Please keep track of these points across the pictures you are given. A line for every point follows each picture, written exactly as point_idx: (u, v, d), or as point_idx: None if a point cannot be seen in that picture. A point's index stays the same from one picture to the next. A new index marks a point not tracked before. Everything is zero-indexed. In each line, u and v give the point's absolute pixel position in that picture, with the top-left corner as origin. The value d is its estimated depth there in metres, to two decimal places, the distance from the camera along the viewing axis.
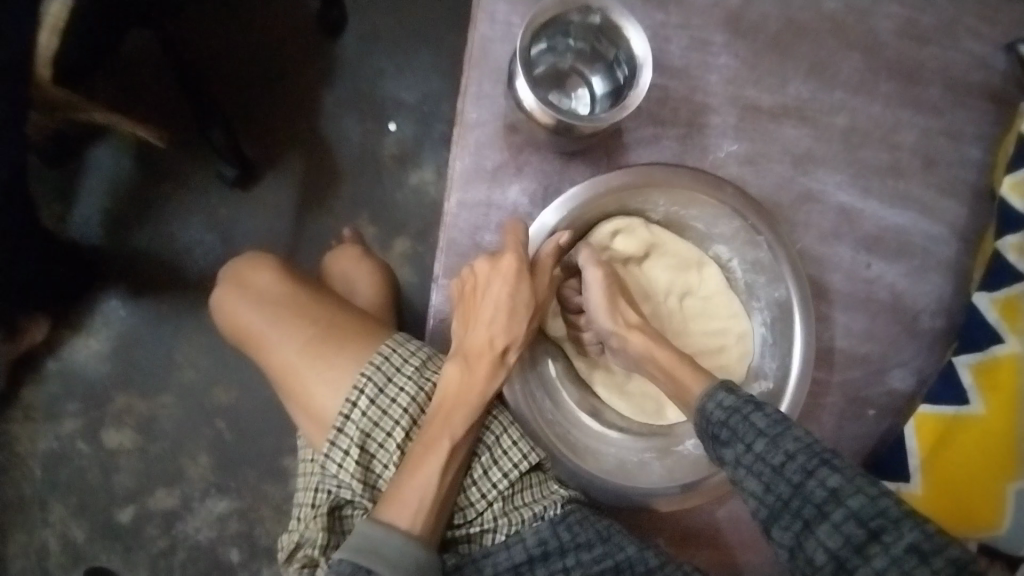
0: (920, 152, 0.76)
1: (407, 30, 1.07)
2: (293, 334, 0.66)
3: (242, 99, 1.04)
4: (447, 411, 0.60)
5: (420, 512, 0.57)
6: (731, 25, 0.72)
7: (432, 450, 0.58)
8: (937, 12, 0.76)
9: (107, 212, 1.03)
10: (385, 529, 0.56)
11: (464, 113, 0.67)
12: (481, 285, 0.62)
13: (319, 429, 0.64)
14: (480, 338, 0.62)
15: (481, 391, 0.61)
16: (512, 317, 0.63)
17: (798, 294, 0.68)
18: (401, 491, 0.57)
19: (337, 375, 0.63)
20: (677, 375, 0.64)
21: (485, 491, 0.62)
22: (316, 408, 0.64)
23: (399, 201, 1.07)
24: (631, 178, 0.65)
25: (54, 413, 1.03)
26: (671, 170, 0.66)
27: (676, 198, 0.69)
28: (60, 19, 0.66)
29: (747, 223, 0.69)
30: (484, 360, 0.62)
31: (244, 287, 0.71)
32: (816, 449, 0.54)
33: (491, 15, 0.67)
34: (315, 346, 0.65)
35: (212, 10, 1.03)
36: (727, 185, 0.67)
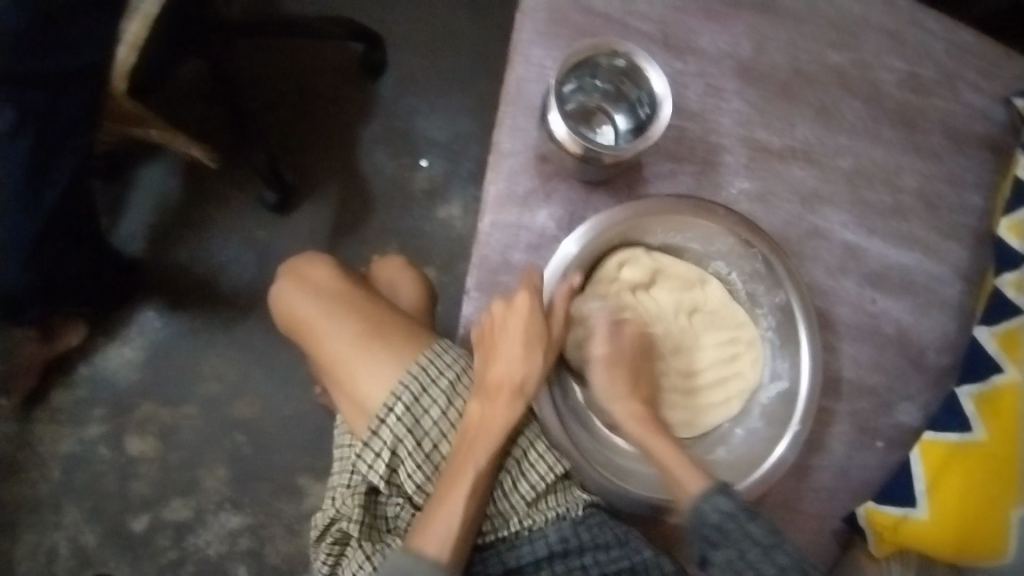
0: (922, 197, 0.80)
1: (443, 76, 1.15)
2: (345, 325, 0.68)
3: (286, 131, 1.11)
4: (472, 437, 0.64)
5: (448, 540, 0.61)
6: (744, 74, 0.78)
7: (457, 480, 0.62)
8: (935, 71, 0.82)
9: (150, 227, 1.09)
10: (413, 557, 0.60)
11: (499, 143, 0.73)
12: (499, 326, 0.65)
13: (359, 417, 0.67)
14: (499, 375, 0.65)
15: (501, 425, 0.64)
16: (530, 354, 0.65)
17: (807, 330, 0.71)
18: (430, 525, 0.61)
19: (383, 369, 0.67)
20: (675, 470, 0.64)
21: (516, 500, 0.66)
22: (359, 399, 0.67)
23: (426, 232, 1.12)
24: (630, 215, 0.68)
25: (79, 417, 1.06)
26: (666, 201, 0.69)
27: (669, 226, 0.71)
28: (138, 37, 0.74)
29: (742, 241, 0.72)
30: (504, 394, 0.65)
31: (301, 279, 0.72)
32: None
33: (527, 58, 0.74)
34: (366, 339, 0.68)
35: (265, 52, 1.13)
36: (742, 219, 0.70)
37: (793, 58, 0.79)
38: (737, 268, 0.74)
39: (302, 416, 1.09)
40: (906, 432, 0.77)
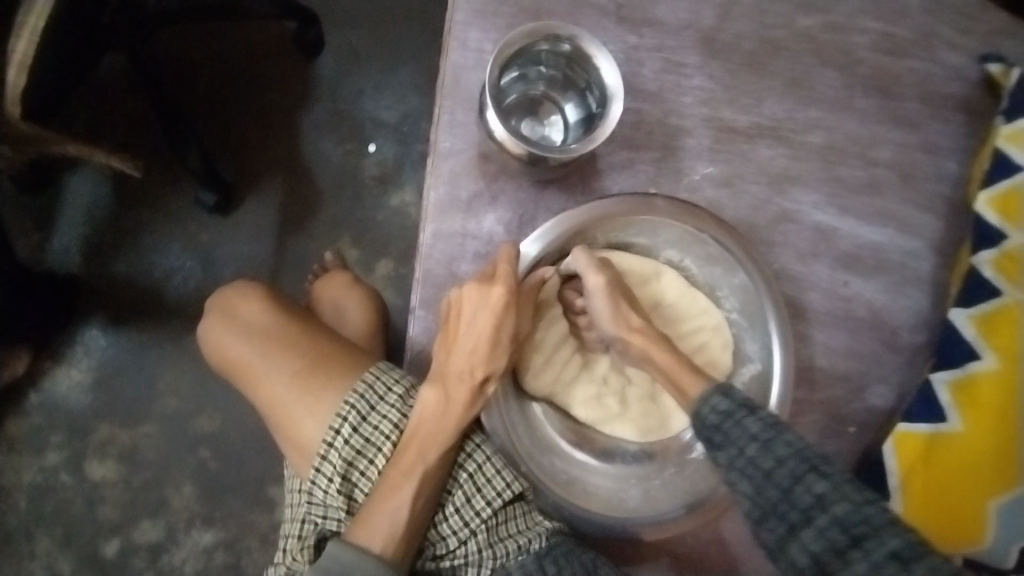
0: (899, 166, 0.75)
1: (386, 52, 1.07)
2: (279, 361, 0.64)
3: (220, 126, 1.03)
4: (421, 438, 0.58)
5: (387, 537, 0.56)
6: (705, 45, 0.72)
7: (406, 475, 0.57)
8: (911, 26, 0.75)
9: (84, 241, 1.02)
10: (356, 554, 0.55)
11: (437, 143, 0.67)
12: (466, 311, 0.59)
13: (303, 459, 0.62)
14: (459, 365, 0.59)
15: (457, 419, 0.59)
16: (492, 353, 0.60)
17: (778, 331, 0.65)
18: (371, 518, 0.56)
19: (322, 402, 0.62)
20: (677, 377, 0.61)
21: (467, 521, 0.60)
22: (301, 440, 0.62)
23: (380, 224, 1.06)
24: (565, 233, 0.63)
25: (36, 445, 1.02)
26: (620, 201, 0.63)
27: (609, 228, 0.66)
28: (26, 56, 0.65)
29: (686, 230, 0.66)
30: (463, 388, 0.59)
31: (231, 316, 0.68)
32: (807, 454, 0.51)
33: (463, 43, 0.67)
34: (301, 372, 0.63)
35: (189, 38, 1.03)
36: (704, 212, 0.64)
37: (757, 23, 0.72)
38: (690, 255, 0.69)
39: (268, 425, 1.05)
40: (885, 417, 0.74)
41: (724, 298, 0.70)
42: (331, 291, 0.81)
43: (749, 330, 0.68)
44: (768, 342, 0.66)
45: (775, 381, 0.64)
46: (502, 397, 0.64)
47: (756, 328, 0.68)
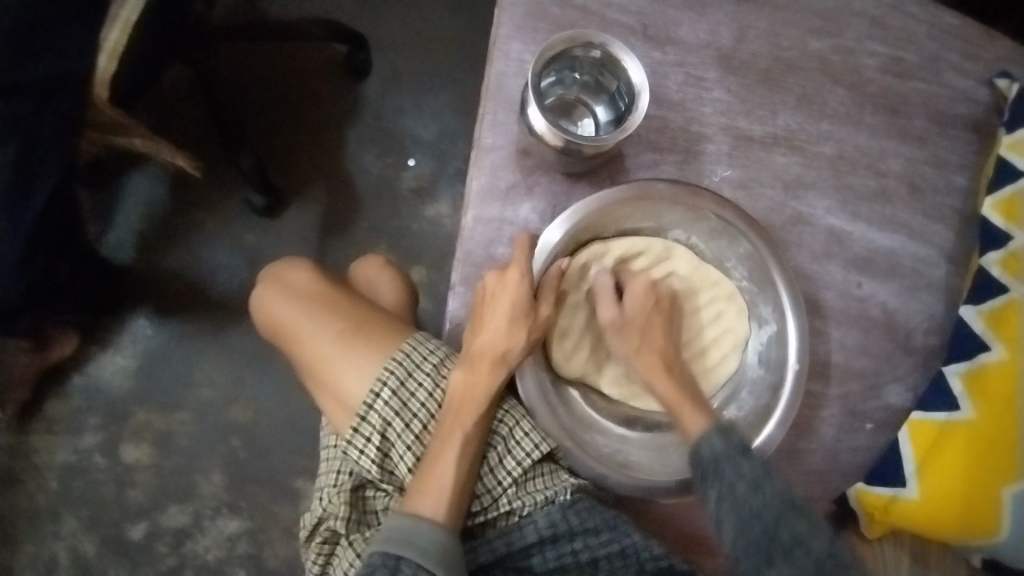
0: (905, 179, 0.81)
1: (427, 74, 1.16)
2: (327, 324, 0.69)
3: (271, 133, 1.12)
4: (456, 408, 0.63)
5: (444, 501, 0.60)
6: (724, 62, 0.79)
7: (447, 444, 0.62)
8: (915, 52, 0.82)
9: (138, 235, 1.09)
10: (410, 520, 0.59)
11: (481, 139, 0.73)
12: (490, 296, 0.64)
13: (343, 415, 0.67)
14: (483, 343, 0.64)
15: (486, 391, 0.63)
16: (513, 326, 0.64)
17: (789, 292, 0.71)
18: (426, 486, 0.60)
19: (364, 363, 0.66)
20: (681, 410, 0.67)
21: (501, 480, 0.66)
22: (343, 397, 0.67)
23: (415, 232, 1.13)
24: (578, 221, 0.67)
25: (74, 427, 1.06)
26: (647, 182, 0.68)
27: (619, 217, 0.71)
28: (117, 46, 0.74)
29: (687, 207, 0.70)
30: (486, 362, 0.64)
31: (283, 283, 0.73)
32: (790, 499, 0.60)
33: (506, 53, 0.74)
34: (347, 335, 0.68)
35: (245, 54, 1.12)
36: (704, 191, 0.69)
37: (772, 44, 0.80)
38: (696, 233, 0.73)
39: (297, 419, 1.10)
40: (896, 414, 0.78)
41: (732, 270, 0.75)
42: (363, 272, 0.82)
43: (760, 294, 0.73)
44: (780, 304, 0.71)
45: (793, 340, 0.70)
46: (536, 364, 0.68)
47: (765, 296, 0.73)
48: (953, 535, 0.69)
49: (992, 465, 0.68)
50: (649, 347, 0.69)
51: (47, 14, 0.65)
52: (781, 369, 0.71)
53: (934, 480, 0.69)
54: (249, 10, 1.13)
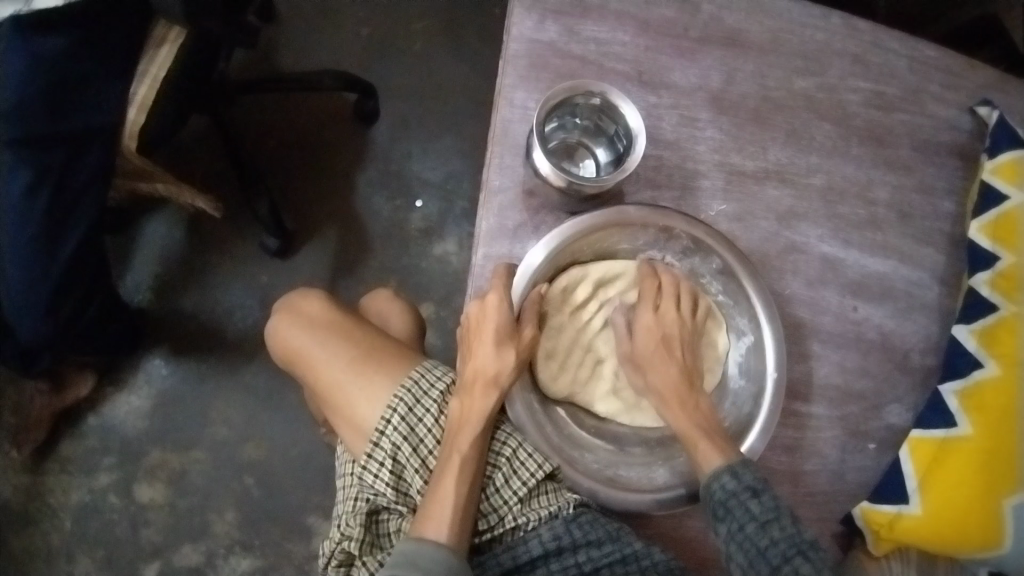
0: (893, 207, 0.85)
1: (433, 118, 1.21)
2: (337, 352, 0.72)
3: (284, 178, 1.17)
4: (455, 431, 0.65)
5: (447, 523, 0.61)
6: (716, 103, 0.84)
7: (448, 466, 0.64)
8: (896, 88, 0.88)
9: (155, 277, 1.13)
10: (415, 543, 0.60)
11: (488, 181, 0.77)
12: (478, 322, 0.67)
13: (357, 439, 0.69)
14: (474, 368, 0.67)
15: (480, 412, 0.65)
16: (501, 349, 0.66)
17: (761, 302, 0.74)
18: (430, 509, 0.62)
19: (375, 388, 0.69)
20: (697, 446, 0.68)
21: (507, 498, 0.68)
22: (355, 421, 0.69)
23: (424, 269, 1.17)
24: (553, 250, 0.69)
25: (89, 467, 1.08)
26: (617, 210, 0.70)
27: (593, 241, 0.73)
28: (147, 99, 0.80)
29: (659, 229, 0.73)
30: (479, 385, 0.66)
31: (296, 313, 0.76)
32: (798, 539, 0.62)
33: (511, 101, 0.79)
34: (357, 362, 0.71)
35: (257, 105, 1.18)
36: (672, 211, 0.71)
37: (760, 85, 0.85)
38: (670, 252, 0.76)
39: (310, 456, 1.11)
40: (897, 434, 0.80)
41: (708, 284, 0.77)
42: (375, 303, 0.86)
43: (735, 308, 0.77)
44: (755, 318, 0.74)
45: (770, 352, 0.73)
46: (524, 388, 0.70)
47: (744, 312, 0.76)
48: (956, 547, 0.72)
49: (995, 477, 0.71)
50: (662, 381, 0.72)
51: (86, 70, 0.71)
52: (762, 389, 0.73)
53: (939, 494, 0.72)
54: (261, 64, 1.19)
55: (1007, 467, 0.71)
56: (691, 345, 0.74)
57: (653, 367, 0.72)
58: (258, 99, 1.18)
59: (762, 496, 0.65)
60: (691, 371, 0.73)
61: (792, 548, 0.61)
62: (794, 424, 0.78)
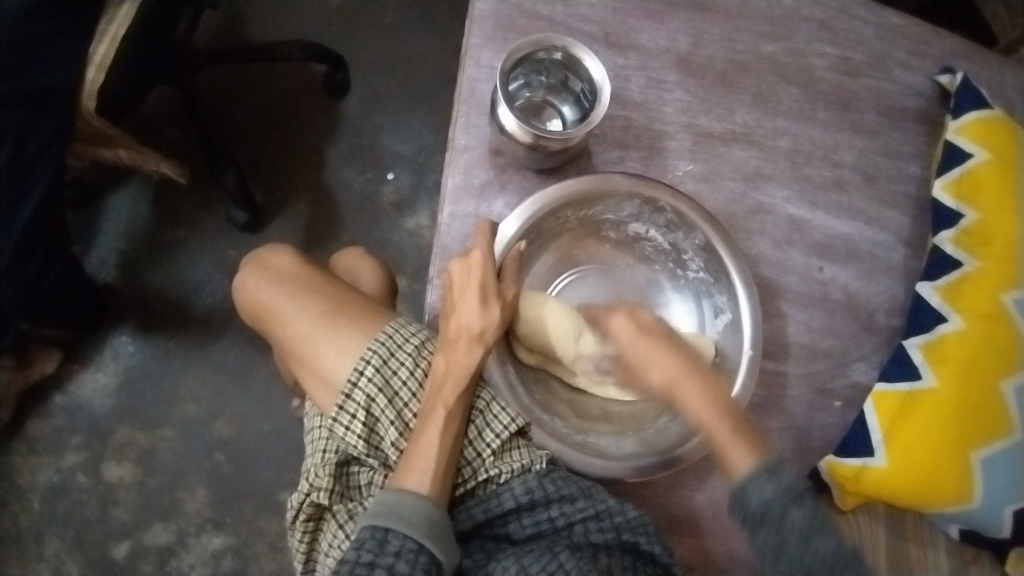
0: (859, 169, 0.86)
1: (405, 91, 1.20)
2: (307, 306, 0.70)
3: (254, 152, 1.15)
4: (438, 385, 0.64)
5: (429, 475, 0.60)
6: (683, 66, 0.84)
7: (429, 419, 0.63)
8: (864, 51, 0.88)
9: (121, 253, 1.11)
10: (396, 494, 0.59)
11: (454, 140, 0.77)
12: (459, 283, 0.66)
13: (326, 393, 0.68)
14: (457, 324, 0.65)
15: (466, 368, 0.64)
16: (485, 306, 0.65)
17: (741, 279, 0.72)
18: (411, 461, 0.61)
19: (348, 342, 0.68)
20: (726, 447, 0.62)
21: (481, 451, 0.67)
22: (326, 375, 0.68)
23: (397, 243, 1.16)
24: (537, 211, 0.69)
25: (57, 446, 1.06)
26: (602, 178, 0.70)
27: (579, 209, 0.73)
28: (106, 59, 0.76)
29: (644, 200, 0.72)
30: (462, 341, 0.65)
31: (266, 268, 0.73)
32: None
33: (477, 60, 0.79)
34: (328, 317, 0.69)
35: (225, 76, 1.16)
36: (659, 183, 0.71)
37: (727, 48, 0.85)
38: (653, 228, 0.76)
39: (282, 432, 1.10)
40: (864, 392, 0.81)
41: (689, 261, 0.77)
42: (345, 261, 0.84)
43: (716, 285, 0.75)
44: (735, 294, 0.73)
45: (746, 330, 0.71)
46: (501, 354, 0.69)
47: (718, 287, 0.75)
48: (929, 501, 0.71)
49: (973, 427, 0.70)
50: (666, 371, 0.64)
51: (42, 30, 0.66)
52: (738, 358, 0.72)
53: (907, 447, 0.71)
54: (230, 36, 1.18)
55: (986, 420, 0.70)
56: (680, 339, 0.68)
57: (653, 359, 0.65)
58: (226, 71, 1.17)
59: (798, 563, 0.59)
60: (694, 356, 0.66)
61: None
62: (761, 381, 0.78)
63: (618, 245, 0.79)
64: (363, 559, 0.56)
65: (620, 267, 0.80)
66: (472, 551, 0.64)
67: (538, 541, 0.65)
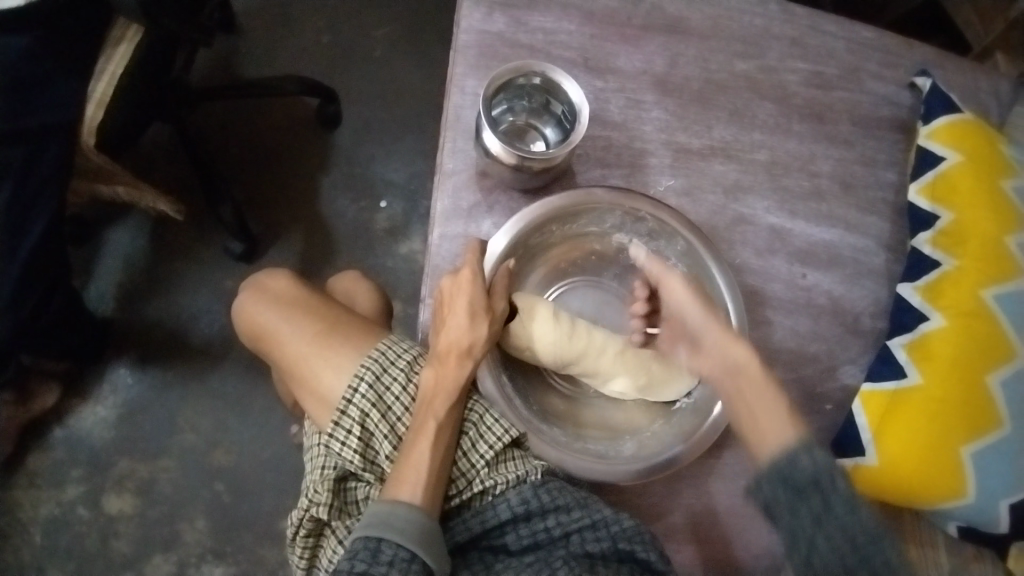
0: (836, 178, 0.89)
1: (395, 121, 1.24)
2: (304, 327, 0.71)
3: (249, 184, 1.18)
4: (429, 399, 0.65)
5: (421, 487, 0.61)
6: (660, 86, 0.87)
7: (421, 434, 0.64)
8: (835, 66, 0.92)
9: (120, 285, 1.13)
10: (389, 504, 0.60)
11: (442, 164, 0.80)
12: (448, 299, 0.68)
13: (323, 411, 0.69)
14: (447, 340, 0.66)
15: (455, 383, 0.66)
16: (474, 321, 0.67)
17: (724, 281, 0.73)
18: (403, 473, 0.62)
19: (343, 361, 0.69)
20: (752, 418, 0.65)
21: (475, 462, 0.67)
22: (323, 393, 0.69)
23: (391, 269, 1.18)
24: (522, 229, 0.71)
25: (57, 480, 1.06)
26: (583, 194, 0.72)
27: (563, 224, 0.75)
28: (104, 96, 0.78)
29: (624, 211, 0.74)
30: (453, 356, 0.67)
31: (264, 291, 0.75)
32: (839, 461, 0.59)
33: (462, 88, 0.82)
34: (324, 337, 0.71)
35: (219, 111, 1.20)
36: (638, 195, 0.73)
37: (702, 67, 0.88)
38: (637, 235, 0.77)
39: (280, 459, 1.10)
40: (853, 395, 0.82)
41: (673, 268, 0.77)
42: (342, 284, 0.86)
43: (701, 289, 0.76)
44: (719, 296, 0.74)
45: (733, 333, 0.72)
46: (493, 364, 0.70)
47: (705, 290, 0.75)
48: (919, 497, 0.72)
49: (962, 422, 0.70)
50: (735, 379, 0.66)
51: (44, 67, 0.69)
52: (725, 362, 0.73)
53: (896, 446, 0.72)
54: (223, 73, 1.22)
55: (977, 410, 0.70)
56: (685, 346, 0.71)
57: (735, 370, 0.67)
58: (219, 106, 1.20)
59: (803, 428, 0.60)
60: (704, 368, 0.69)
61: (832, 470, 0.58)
62: None
63: (602, 257, 0.79)
64: (356, 569, 0.57)
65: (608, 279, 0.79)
66: (469, 562, 0.66)
67: (535, 552, 0.65)
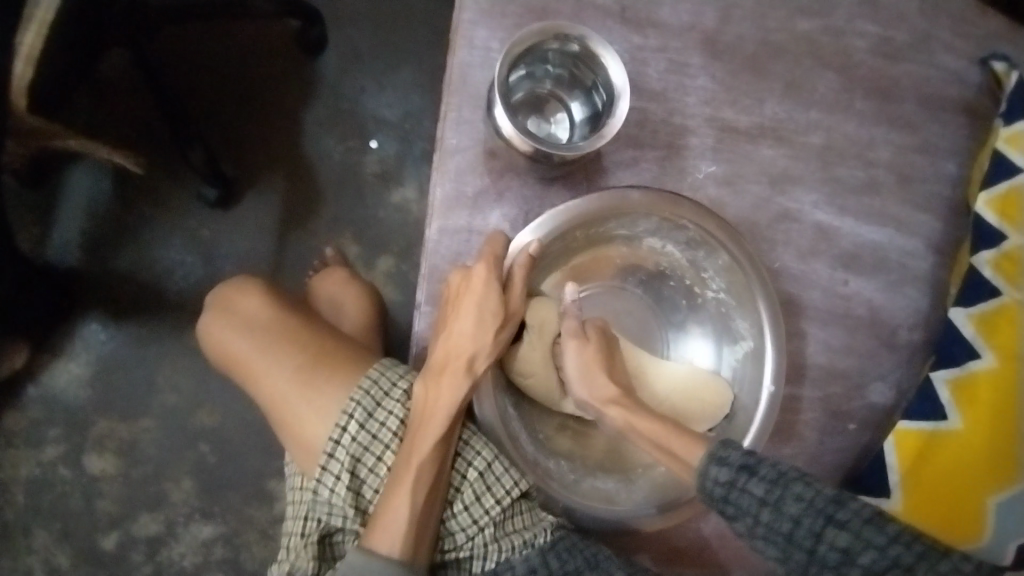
0: (895, 168, 0.77)
1: (387, 47, 1.08)
2: (285, 358, 0.64)
3: (220, 118, 1.04)
4: (421, 421, 0.59)
5: (400, 537, 0.57)
6: (709, 47, 0.73)
7: (407, 465, 0.58)
8: (912, 28, 0.77)
9: (84, 233, 1.02)
10: (365, 556, 0.56)
11: (444, 139, 0.67)
12: (459, 298, 0.59)
13: (307, 458, 0.62)
14: (447, 347, 0.59)
15: (452, 401, 0.58)
16: (479, 325, 0.59)
17: (768, 309, 0.64)
18: (383, 519, 0.57)
19: (328, 400, 0.62)
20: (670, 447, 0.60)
21: (478, 516, 0.61)
22: (304, 436, 0.62)
23: (381, 220, 1.07)
24: (549, 233, 0.61)
25: (35, 439, 1.01)
26: (619, 195, 0.62)
27: (589, 228, 0.65)
28: (34, 49, 0.63)
29: (662, 217, 0.64)
30: (450, 369, 0.59)
31: (238, 310, 0.68)
32: (819, 505, 0.53)
33: (470, 41, 0.67)
34: (307, 369, 0.63)
35: (185, 31, 1.04)
36: (681, 198, 0.63)
37: (759, 25, 0.74)
38: (671, 242, 0.68)
39: (267, 422, 1.06)
40: (881, 414, 0.76)
41: (709, 280, 0.69)
42: None
43: (737, 309, 0.68)
44: (758, 322, 0.65)
45: (769, 363, 0.64)
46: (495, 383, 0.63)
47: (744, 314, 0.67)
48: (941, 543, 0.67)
49: (1000, 468, 0.65)
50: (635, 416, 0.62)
51: None
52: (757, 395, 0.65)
53: (926, 492, 0.67)
54: None
55: (1013, 455, 0.65)
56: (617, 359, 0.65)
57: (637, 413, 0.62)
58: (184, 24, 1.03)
59: (759, 470, 0.56)
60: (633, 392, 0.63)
61: (816, 515, 0.52)
62: None
63: (628, 261, 0.71)
64: None
65: (631, 287, 0.72)
66: None
67: None
